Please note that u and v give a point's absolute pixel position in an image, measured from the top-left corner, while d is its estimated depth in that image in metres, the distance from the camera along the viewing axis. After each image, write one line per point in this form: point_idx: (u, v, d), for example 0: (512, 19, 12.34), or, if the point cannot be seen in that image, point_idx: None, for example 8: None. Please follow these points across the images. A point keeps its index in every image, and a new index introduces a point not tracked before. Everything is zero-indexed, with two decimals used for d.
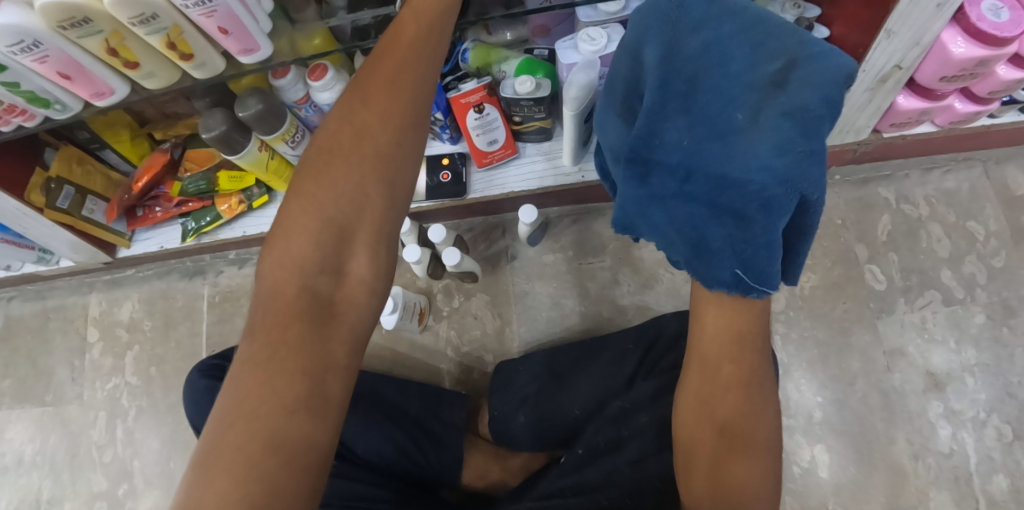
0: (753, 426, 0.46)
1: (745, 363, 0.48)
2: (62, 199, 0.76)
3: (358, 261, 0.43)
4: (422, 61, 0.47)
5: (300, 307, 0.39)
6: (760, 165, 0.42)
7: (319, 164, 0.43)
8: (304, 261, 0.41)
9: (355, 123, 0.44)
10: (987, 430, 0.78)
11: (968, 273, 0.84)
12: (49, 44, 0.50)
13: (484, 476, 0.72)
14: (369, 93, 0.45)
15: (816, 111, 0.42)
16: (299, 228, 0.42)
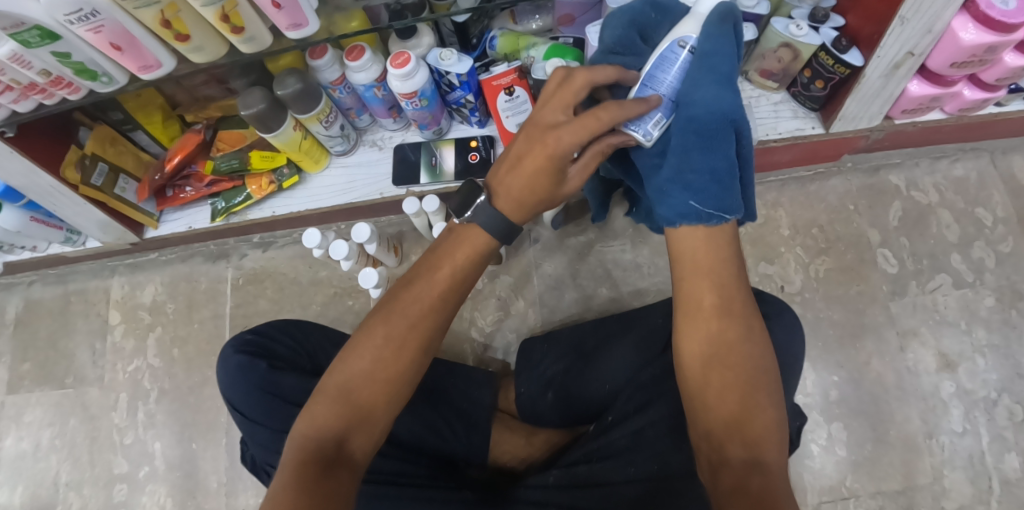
0: (750, 357, 0.44)
1: (728, 294, 0.47)
2: (96, 176, 0.77)
3: (368, 429, 0.44)
4: (468, 280, 0.51)
5: (344, 403, 0.44)
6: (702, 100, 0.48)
7: (361, 345, 0.46)
8: (353, 366, 0.46)
9: (400, 319, 0.47)
10: (999, 409, 0.80)
11: (977, 258, 0.87)
12: (106, 13, 0.52)
13: (511, 452, 0.73)
14: (425, 292, 0.48)
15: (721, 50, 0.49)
16: (327, 400, 0.45)
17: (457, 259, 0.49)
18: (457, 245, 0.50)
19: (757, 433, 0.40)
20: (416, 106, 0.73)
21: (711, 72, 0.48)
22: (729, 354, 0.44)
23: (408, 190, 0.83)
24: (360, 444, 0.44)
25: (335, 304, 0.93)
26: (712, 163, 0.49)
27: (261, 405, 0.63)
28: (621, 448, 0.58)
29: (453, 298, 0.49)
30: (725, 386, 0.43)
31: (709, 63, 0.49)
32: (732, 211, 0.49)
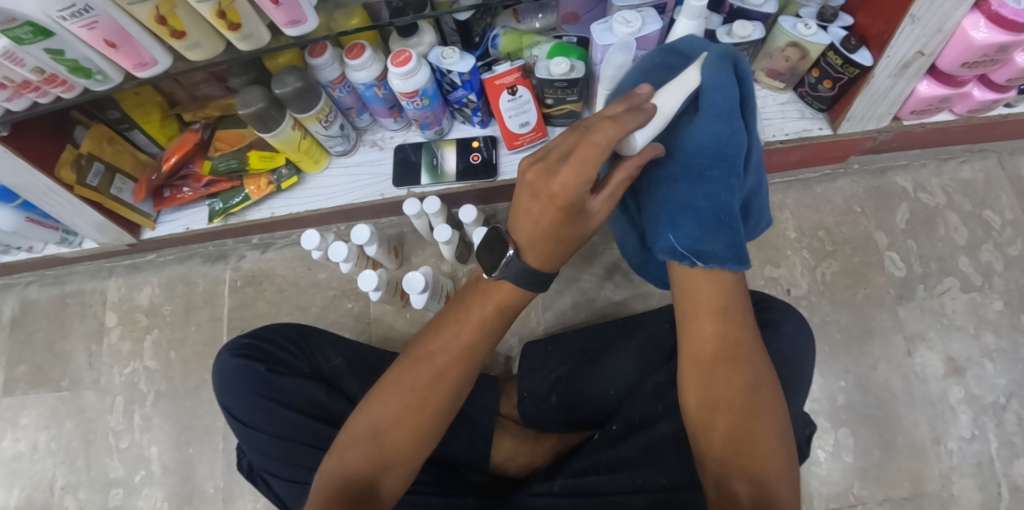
0: (755, 394, 0.45)
1: (727, 334, 0.48)
2: (92, 175, 0.76)
3: (395, 472, 0.46)
4: (491, 332, 0.51)
5: (373, 445, 0.46)
6: (704, 136, 0.48)
7: (383, 392, 0.48)
8: (384, 410, 0.47)
9: (423, 370, 0.49)
10: (1008, 414, 0.79)
11: (986, 261, 0.85)
12: (100, 9, 0.51)
13: (512, 458, 0.72)
14: (446, 342, 0.50)
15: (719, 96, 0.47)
16: (353, 445, 0.47)
17: (478, 313, 0.50)
18: (475, 300, 0.51)
19: (757, 463, 0.42)
20: (417, 106, 0.72)
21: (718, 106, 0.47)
22: (732, 398, 0.45)
23: (410, 191, 0.82)
24: (389, 486, 0.46)
25: (334, 307, 0.91)
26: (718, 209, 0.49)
27: (259, 412, 0.62)
28: (630, 460, 0.57)
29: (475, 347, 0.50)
30: (733, 428, 0.44)
31: (718, 93, 0.47)
32: (706, 258, 0.49)
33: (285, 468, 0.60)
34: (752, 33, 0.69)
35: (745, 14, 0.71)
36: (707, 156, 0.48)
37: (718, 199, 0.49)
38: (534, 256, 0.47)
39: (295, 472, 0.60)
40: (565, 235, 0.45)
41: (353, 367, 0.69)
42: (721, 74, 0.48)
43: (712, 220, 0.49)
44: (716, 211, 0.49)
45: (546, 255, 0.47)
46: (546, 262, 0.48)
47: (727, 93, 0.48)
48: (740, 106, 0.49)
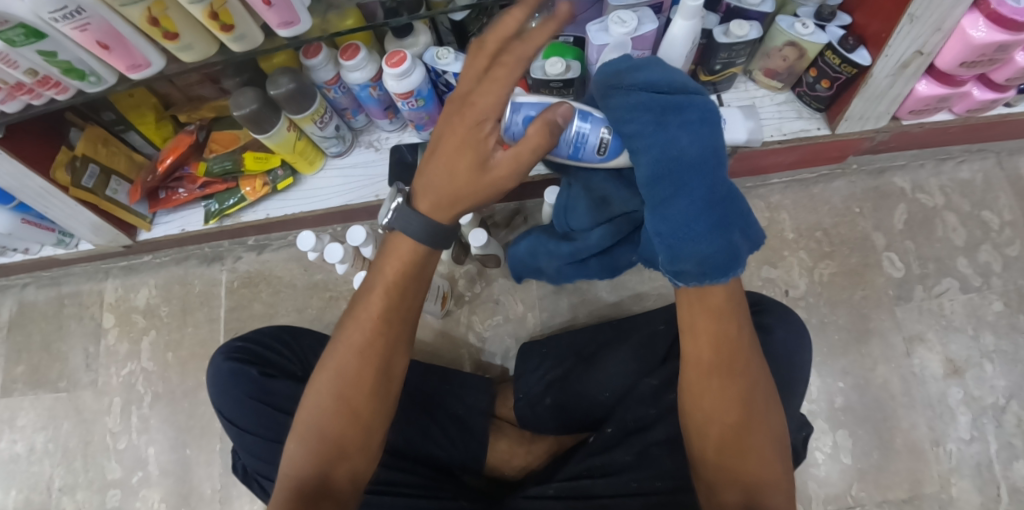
0: (755, 415, 0.44)
1: (723, 351, 0.44)
2: (87, 177, 0.76)
3: (344, 457, 0.46)
4: (412, 293, 0.48)
5: (316, 439, 0.46)
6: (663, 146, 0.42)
7: (318, 384, 0.48)
8: (321, 400, 0.47)
9: (353, 350, 0.47)
10: (1007, 416, 0.78)
11: (985, 261, 0.85)
12: (92, 11, 0.51)
13: (508, 460, 0.71)
14: (367, 320, 0.48)
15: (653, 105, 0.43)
16: (299, 442, 0.47)
17: (390, 278, 0.47)
18: (384, 265, 0.47)
19: (749, 477, 0.43)
20: (412, 107, 0.72)
21: (635, 130, 0.43)
22: (731, 416, 0.44)
23: None
24: (344, 473, 0.46)
25: (330, 308, 0.91)
26: (690, 228, 0.41)
27: (253, 416, 0.62)
28: (624, 465, 0.57)
29: (395, 317, 0.48)
30: (731, 444, 0.44)
31: (631, 119, 0.44)
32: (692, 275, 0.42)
33: None
34: (748, 32, 0.68)
35: (743, 13, 0.70)
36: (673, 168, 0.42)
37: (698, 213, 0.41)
38: (430, 195, 0.44)
39: None
40: (460, 174, 0.42)
41: None
42: (632, 97, 0.44)
43: (688, 235, 0.41)
44: (693, 231, 0.41)
45: (443, 194, 0.43)
46: (444, 194, 0.43)
47: (651, 108, 0.43)
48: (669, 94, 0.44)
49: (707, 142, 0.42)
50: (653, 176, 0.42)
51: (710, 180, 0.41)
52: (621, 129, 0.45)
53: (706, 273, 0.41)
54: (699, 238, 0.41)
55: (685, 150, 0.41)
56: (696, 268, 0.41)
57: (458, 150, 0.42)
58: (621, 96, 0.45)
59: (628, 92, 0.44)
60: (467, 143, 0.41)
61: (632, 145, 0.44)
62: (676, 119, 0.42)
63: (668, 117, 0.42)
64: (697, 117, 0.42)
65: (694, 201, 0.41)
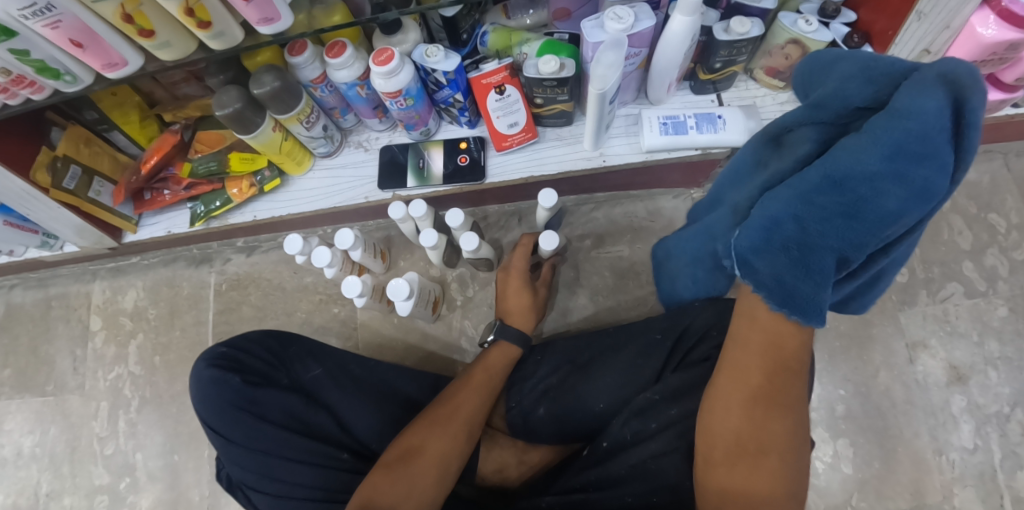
0: (773, 443, 0.45)
1: (772, 376, 0.46)
2: (69, 179, 0.74)
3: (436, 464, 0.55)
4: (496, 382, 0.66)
5: (411, 450, 0.55)
6: (871, 169, 0.40)
7: (418, 425, 0.58)
8: (421, 427, 0.57)
9: (450, 402, 0.61)
10: (1011, 424, 0.76)
11: (990, 266, 0.83)
12: (63, 7, 0.49)
13: (501, 470, 0.70)
14: (468, 393, 0.62)
15: (915, 132, 0.38)
16: (387, 463, 0.54)
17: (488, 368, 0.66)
18: (486, 359, 0.68)
19: (751, 478, 0.44)
20: (401, 106, 0.69)
21: (895, 144, 0.39)
22: (744, 424, 0.45)
23: (395, 193, 0.79)
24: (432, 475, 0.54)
25: (320, 312, 0.89)
26: (811, 258, 0.43)
27: (234, 427, 0.60)
28: (619, 478, 0.56)
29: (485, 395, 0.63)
30: (737, 460, 0.45)
31: (896, 134, 0.39)
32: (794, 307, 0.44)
33: (264, 482, 0.58)
34: (750, 29, 0.65)
35: (744, 9, 0.68)
36: (856, 186, 0.41)
37: (827, 246, 0.42)
38: (511, 317, 0.71)
39: (274, 486, 0.58)
40: (523, 305, 0.72)
41: (335, 377, 0.67)
42: (941, 111, 0.37)
43: (797, 257, 0.43)
44: (816, 262, 0.43)
45: (522, 321, 0.71)
46: (519, 321, 0.71)
47: (920, 141, 0.38)
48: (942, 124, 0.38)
49: (906, 212, 0.40)
50: (837, 183, 0.42)
51: (866, 238, 0.41)
52: (878, 125, 0.40)
53: (795, 311, 0.44)
54: (813, 273, 0.43)
55: (878, 198, 0.40)
56: (781, 291, 0.44)
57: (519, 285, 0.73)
58: (936, 98, 0.37)
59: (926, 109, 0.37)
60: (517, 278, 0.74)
61: (872, 144, 0.40)
62: (911, 179, 0.39)
63: (913, 170, 0.39)
64: (915, 198, 0.39)
65: (834, 234, 0.42)
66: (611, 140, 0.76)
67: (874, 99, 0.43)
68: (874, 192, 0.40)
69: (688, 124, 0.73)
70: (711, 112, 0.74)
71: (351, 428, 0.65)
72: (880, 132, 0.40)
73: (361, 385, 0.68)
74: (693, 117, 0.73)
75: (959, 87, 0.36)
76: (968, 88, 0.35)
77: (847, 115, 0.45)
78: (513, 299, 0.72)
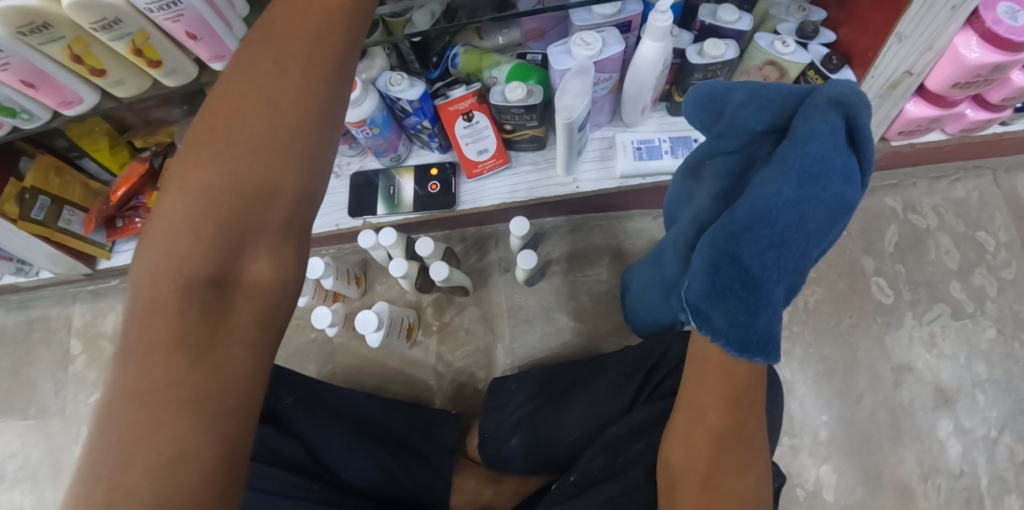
0: (733, 476, 0.47)
1: (728, 418, 0.47)
2: (37, 209, 0.73)
3: (252, 287, 0.30)
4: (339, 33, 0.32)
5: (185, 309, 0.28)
6: (786, 198, 0.39)
7: (173, 199, 0.29)
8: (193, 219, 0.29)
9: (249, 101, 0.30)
10: (999, 449, 0.75)
11: (978, 285, 0.81)
12: (9, 51, 0.48)
13: (474, 501, 0.70)
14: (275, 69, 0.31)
15: (815, 157, 0.38)
16: (140, 355, 0.26)
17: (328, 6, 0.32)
18: None
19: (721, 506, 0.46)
20: (367, 134, 0.68)
21: (804, 169, 0.39)
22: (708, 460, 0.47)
23: (366, 221, 0.77)
24: (257, 272, 0.30)
25: (297, 335, 0.88)
26: (760, 292, 0.39)
27: None
28: None
29: (328, 92, 0.31)
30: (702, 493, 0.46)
31: (801, 160, 0.39)
32: (750, 350, 0.39)
33: None
34: (724, 52, 0.63)
35: (717, 31, 0.65)
36: (781, 214, 0.39)
37: (773, 278, 0.40)
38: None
39: None
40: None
41: (306, 405, 0.66)
42: (834, 131, 0.38)
43: (744, 297, 0.39)
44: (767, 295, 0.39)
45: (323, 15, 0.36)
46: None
47: (827, 160, 0.38)
48: (840, 139, 0.39)
49: (829, 229, 0.40)
50: (762, 217, 0.40)
51: (805, 260, 0.40)
52: (783, 151, 0.40)
53: (754, 353, 0.39)
54: (762, 308, 0.39)
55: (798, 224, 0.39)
56: (738, 333, 0.39)
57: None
58: (831, 119, 0.38)
59: (825, 125, 0.38)
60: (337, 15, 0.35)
61: (782, 173, 0.39)
62: (831, 196, 0.39)
63: (832, 186, 0.39)
64: (834, 212, 0.39)
65: (773, 266, 0.40)
66: (583, 164, 0.75)
67: (771, 123, 0.43)
68: (798, 218, 0.39)
69: (662, 150, 0.73)
70: (687, 135, 0.74)
71: (321, 454, 0.64)
72: (788, 160, 0.39)
73: (338, 416, 0.68)
74: (668, 141, 0.73)
75: (849, 108, 0.38)
76: (857, 108, 0.38)
77: (750, 143, 0.44)
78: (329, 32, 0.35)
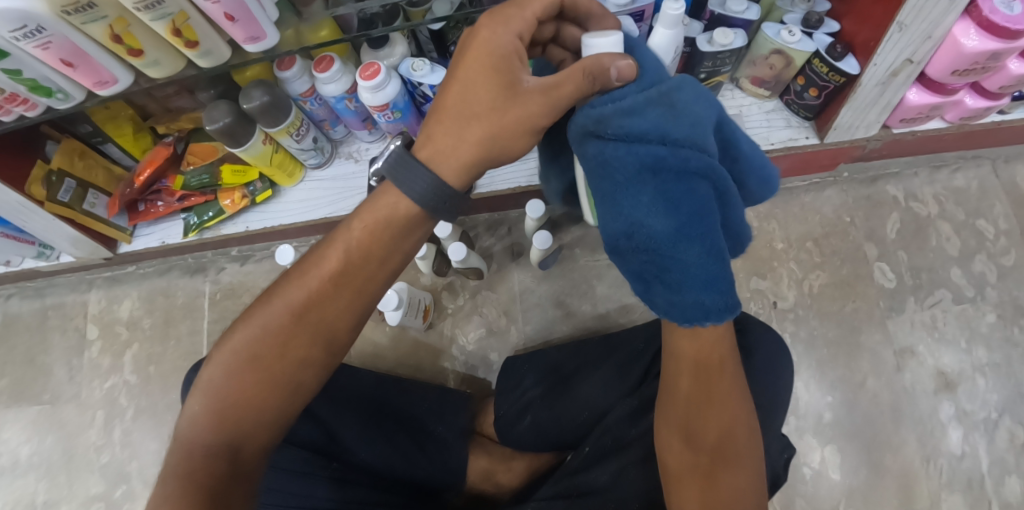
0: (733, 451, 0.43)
1: (710, 382, 0.44)
2: (63, 192, 0.75)
3: (253, 450, 0.40)
4: (378, 255, 0.42)
5: (209, 457, 0.38)
6: (626, 213, 0.44)
7: (219, 360, 0.41)
8: (231, 384, 0.40)
9: (284, 308, 0.41)
10: (999, 431, 0.77)
11: (978, 272, 0.83)
12: (53, 29, 0.49)
13: (489, 476, 0.71)
14: (298, 293, 0.41)
15: (618, 174, 0.43)
16: (173, 488, 0.37)
17: (363, 227, 0.42)
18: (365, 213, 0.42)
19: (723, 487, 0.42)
20: (389, 119, 0.71)
21: (614, 179, 0.44)
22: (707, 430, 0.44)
23: None
24: (258, 443, 0.41)
25: None
26: (675, 274, 0.43)
27: None
28: (602, 485, 0.56)
29: (344, 324, 0.43)
30: (703, 481, 0.43)
31: (609, 181, 0.44)
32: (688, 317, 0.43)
33: None
34: (733, 41, 0.66)
35: (726, 21, 0.68)
36: (639, 233, 0.44)
37: (682, 262, 0.43)
38: (439, 165, 0.42)
39: None
40: (484, 109, 0.41)
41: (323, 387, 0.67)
42: (612, 145, 0.42)
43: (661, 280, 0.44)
44: (684, 278, 0.43)
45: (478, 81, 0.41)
46: (451, 179, 0.42)
47: (636, 164, 0.42)
48: (627, 137, 0.42)
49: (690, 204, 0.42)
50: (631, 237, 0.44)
51: (691, 225, 0.43)
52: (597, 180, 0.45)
53: (692, 317, 0.42)
54: (684, 281, 0.43)
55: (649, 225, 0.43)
56: (677, 307, 0.43)
57: (484, 62, 0.41)
58: (600, 145, 0.43)
59: (629, 135, 0.42)
60: (485, 65, 0.41)
61: (613, 208, 0.45)
62: (664, 186, 0.42)
63: (667, 179, 0.42)
64: (680, 192, 0.42)
65: (674, 253, 0.43)
66: None
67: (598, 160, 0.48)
68: (644, 214, 0.43)
69: None
70: None
71: (338, 433, 0.64)
72: (605, 187, 0.45)
73: (355, 398, 0.68)
74: None
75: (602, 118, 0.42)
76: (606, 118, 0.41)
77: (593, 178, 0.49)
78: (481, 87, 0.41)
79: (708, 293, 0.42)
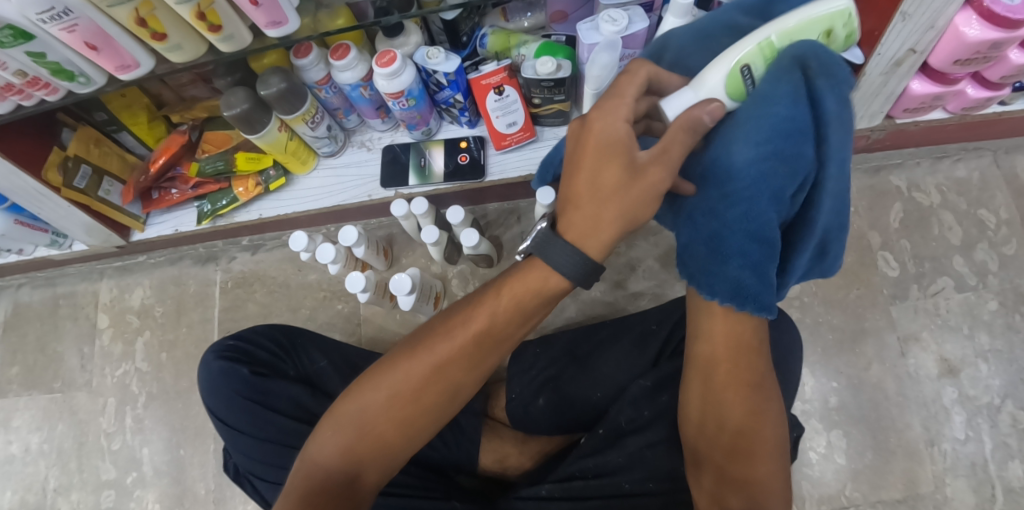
0: (757, 437, 0.44)
1: (742, 367, 0.47)
2: (79, 178, 0.75)
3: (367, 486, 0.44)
4: (518, 322, 0.45)
5: (332, 482, 0.43)
6: (747, 157, 0.44)
7: (361, 390, 0.45)
8: (368, 420, 0.44)
9: (424, 354, 0.45)
10: (1002, 416, 0.78)
11: (980, 260, 0.84)
12: (80, 11, 0.50)
13: (502, 460, 0.72)
14: (429, 357, 0.44)
15: (782, 120, 0.42)
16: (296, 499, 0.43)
17: (505, 297, 0.44)
18: (509, 283, 0.45)
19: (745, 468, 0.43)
20: (403, 106, 0.72)
21: (769, 129, 0.42)
22: (731, 415, 0.45)
23: (397, 192, 0.82)
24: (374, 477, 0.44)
25: (325, 308, 0.91)
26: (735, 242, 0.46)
27: (241, 414, 0.61)
28: (617, 466, 0.57)
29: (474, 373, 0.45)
30: (726, 461, 0.44)
31: (766, 120, 0.42)
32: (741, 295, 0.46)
33: (270, 471, 0.60)
34: None
35: None
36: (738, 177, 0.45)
37: (752, 225, 0.45)
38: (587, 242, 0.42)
39: (279, 474, 0.59)
40: (614, 190, 0.41)
41: (338, 369, 0.69)
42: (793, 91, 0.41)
43: (713, 245, 0.47)
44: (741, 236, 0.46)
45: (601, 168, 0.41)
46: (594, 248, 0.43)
47: (795, 122, 0.42)
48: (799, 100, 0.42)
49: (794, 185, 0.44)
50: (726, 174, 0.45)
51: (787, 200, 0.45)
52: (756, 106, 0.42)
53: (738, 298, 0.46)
54: (746, 249, 0.46)
55: (765, 181, 0.44)
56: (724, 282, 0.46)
57: (594, 148, 0.41)
58: (790, 80, 0.41)
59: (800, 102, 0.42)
60: (598, 152, 0.41)
61: (744, 134, 0.43)
62: (793, 154, 0.43)
63: (799, 148, 0.43)
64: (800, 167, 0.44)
65: (743, 219, 0.45)
66: None
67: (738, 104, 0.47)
68: (763, 172, 0.44)
69: None
70: None
71: None
72: (750, 122, 0.43)
73: None
74: None
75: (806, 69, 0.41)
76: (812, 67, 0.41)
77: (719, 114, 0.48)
78: (603, 176, 0.41)
79: (744, 271, 0.46)
